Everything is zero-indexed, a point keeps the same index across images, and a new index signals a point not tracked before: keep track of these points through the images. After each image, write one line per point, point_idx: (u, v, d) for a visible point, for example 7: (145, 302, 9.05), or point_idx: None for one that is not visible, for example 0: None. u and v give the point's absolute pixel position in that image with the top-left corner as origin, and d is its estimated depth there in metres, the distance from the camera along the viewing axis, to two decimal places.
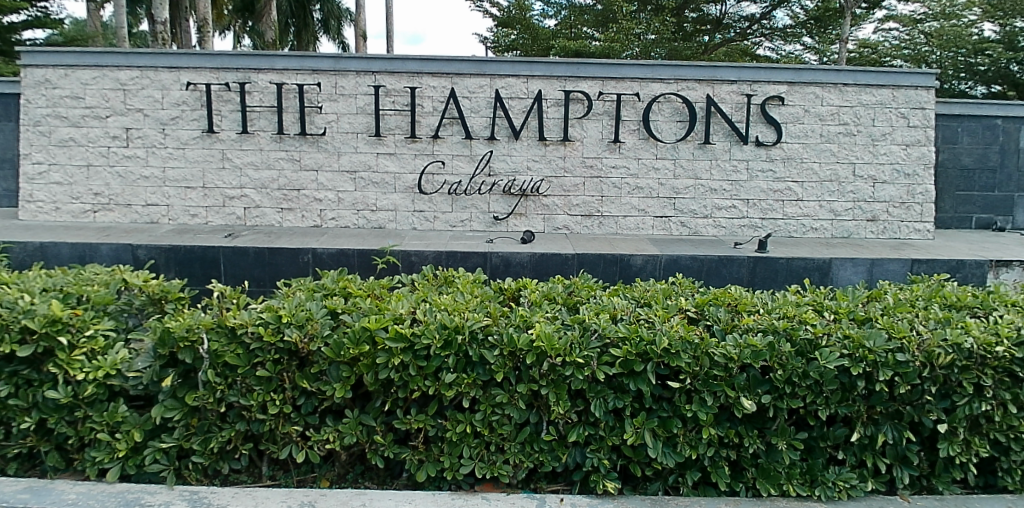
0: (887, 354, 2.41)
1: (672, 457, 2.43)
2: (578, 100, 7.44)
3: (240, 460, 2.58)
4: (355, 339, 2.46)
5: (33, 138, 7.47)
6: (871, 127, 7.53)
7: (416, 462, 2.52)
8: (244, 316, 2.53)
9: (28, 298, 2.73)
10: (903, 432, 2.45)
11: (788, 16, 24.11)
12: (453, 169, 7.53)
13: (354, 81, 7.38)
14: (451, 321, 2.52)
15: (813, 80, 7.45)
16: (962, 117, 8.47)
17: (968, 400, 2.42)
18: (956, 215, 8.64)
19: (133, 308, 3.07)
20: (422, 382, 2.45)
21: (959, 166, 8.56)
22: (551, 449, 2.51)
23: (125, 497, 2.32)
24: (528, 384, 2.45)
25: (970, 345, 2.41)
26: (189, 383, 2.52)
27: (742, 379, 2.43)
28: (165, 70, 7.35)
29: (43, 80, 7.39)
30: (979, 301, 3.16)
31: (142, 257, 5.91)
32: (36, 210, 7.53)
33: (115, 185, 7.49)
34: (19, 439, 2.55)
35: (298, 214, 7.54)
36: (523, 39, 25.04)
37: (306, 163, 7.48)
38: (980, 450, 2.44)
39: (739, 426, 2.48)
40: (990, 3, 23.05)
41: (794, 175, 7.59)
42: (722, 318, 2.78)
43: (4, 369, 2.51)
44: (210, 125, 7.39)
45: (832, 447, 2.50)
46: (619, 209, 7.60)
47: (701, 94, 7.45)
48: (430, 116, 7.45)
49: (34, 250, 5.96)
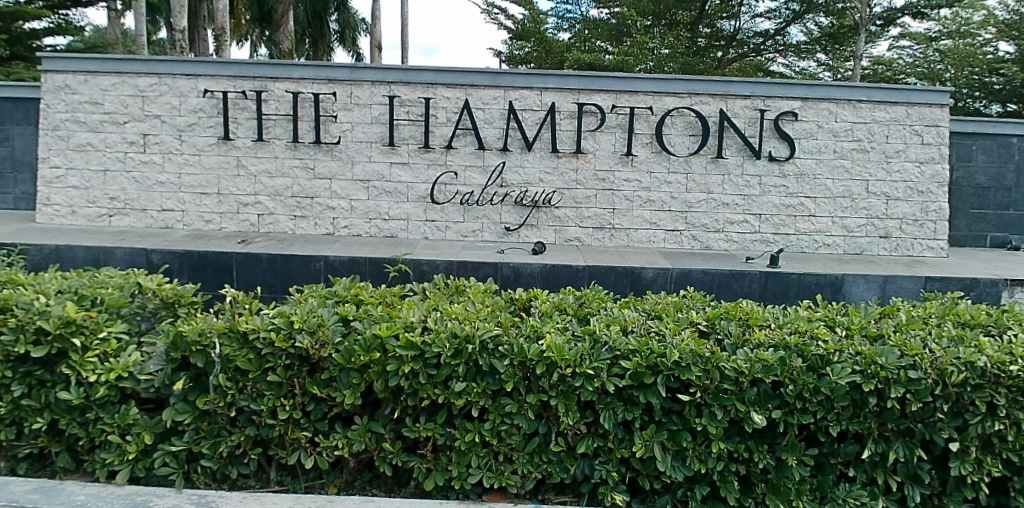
0: (899, 371, 2.39)
1: (681, 470, 2.42)
2: (591, 113, 7.47)
3: (248, 464, 2.59)
4: (366, 347, 2.48)
5: (52, 142, 7.59)
6: (885, 143, 7.50)
7: (424, 470, 2.52)
8: (255, 321, 2.55)
9: (43, 299, 2.76)
10: (915, 450, 2.43)
11: (802, 32, 24.17)
12: (466, 180, 7.57)
13: (369, 91, 7.45)
14: (462, 330, 2.53)
15: (828, 96, 7.43)
16: (977, 136, 8.43)
17: (980, 419, 2.39)
18: (970, 233, 8.56)
19: (147, 312, 3.09)
20: (431, 391, 2.47)
21: (974, 185, 8.50)
22: (560, 460, 2.50)
23: (135, 498, 2.35)
24: (538, 394, 2.46)
25: (983, 363, 2.39)
26: (201, 387, 2.55)
27: (753, 393, 2.42)
28: (183, 78, 7.46)
29: (63, 85, 7.53)
30: (993, 320, 3.13)
31: (157, 262, 5.99)
32: (53, 213, 7.64)
33: (132, 190, 7.59)
34: (31, 439, 2.58)
35: (311, 221, 7.60)
36: (537, 52, 25.37)
37: (320, 172, 7.55)
38: (993, 470, 2.39)
39: (750, 441, 2.46)
40: (1006, 23, 23.02)
41: (807, 191, 7.57)
42: (733, 332, 2.77)
43: (19, 369, 2.55)
44: (227, 132, 7.48)
45: (843, 463, 2.49)
46: (631, 221, 7.61)
47: (715, 109, 7.45)
48: (445, 126, 7.50)
49: (50, 253, 6.05)
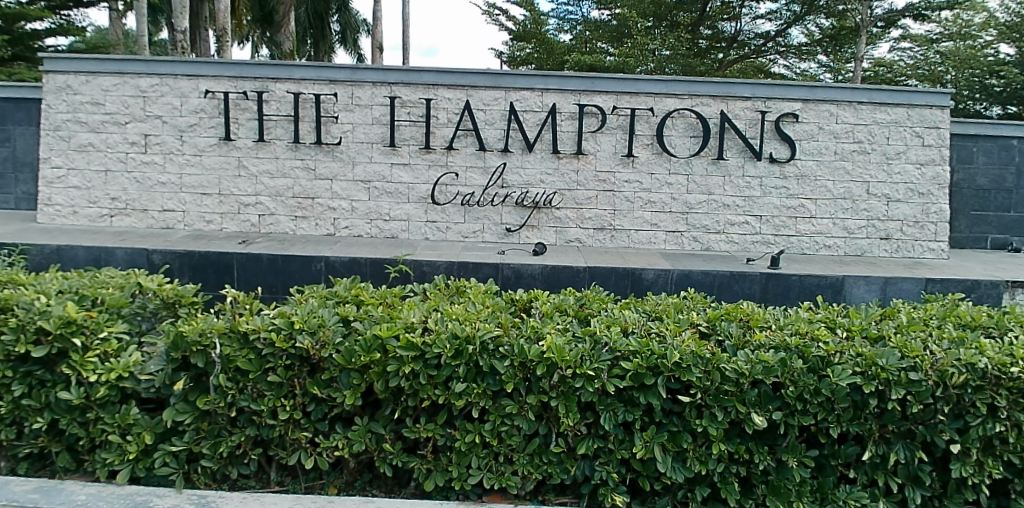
0: (900, 373, 2.38)
1: (682, 472, 2.42)
2: (591, 114, 7.47)
3: (248, 465, 2.59)
4: (366, 347, 2.48)
5: (54, 143, 7.60)
6: (886, 145, 7.50)
7: (424, 471, 2.52)
8: (256, 321, 2.55)
9: (44, 299, 2.76)
10: (916, 452, 2.43)
11: (803, 34, 24.19)
12: (466, 181, 7.57)
13: (370, 92, 7.45)
14: (462, 331, 2.53)
15: (829, 98, 7.43)
16: (978, 137, 8.43)
17: (982, 421, 2.38)
18: (971, 235, 8.56)
19: (147, 312, 3.09)
20: (432, 392, 2.47)
21: (975, 186, 8.50)
22: (560, 462, 2.50)
23: (135, 498, 2.35)
24: (539, 395, 2.46)
25: (984, 365, 2.39)
26: (201, 387, 2.55)
27: (753, 394, 2.42)
28: (185, 78, 7.47)
29: (64, 86, 7.54)
30: (994, 321, 3.12)
31: (157, 262, 5.99)
32: (54, 213, 7.64)
33: (133, 190, 7.60)
34: (31, 439, 2.58)
35: (312, 222, 7.61)
36: (538, 53, 25.41)
37: (321, 172, 7.56)
38: (994, 472, 2.38)
39: (750, 442, 2.46)
40: (1007, 25, 23.02)
41: (807, 192, 7.57)
42: (734, 333, 2.77)
43: (19, 369, 2.55)
44: (228, 133, 7.49)
45: (844, 465, 2.49)
46: (631, 223, 7.61)
47: (715, 110, 7.45)
48: (445, 127, 7.50)
49: (51, 253, 6.05)
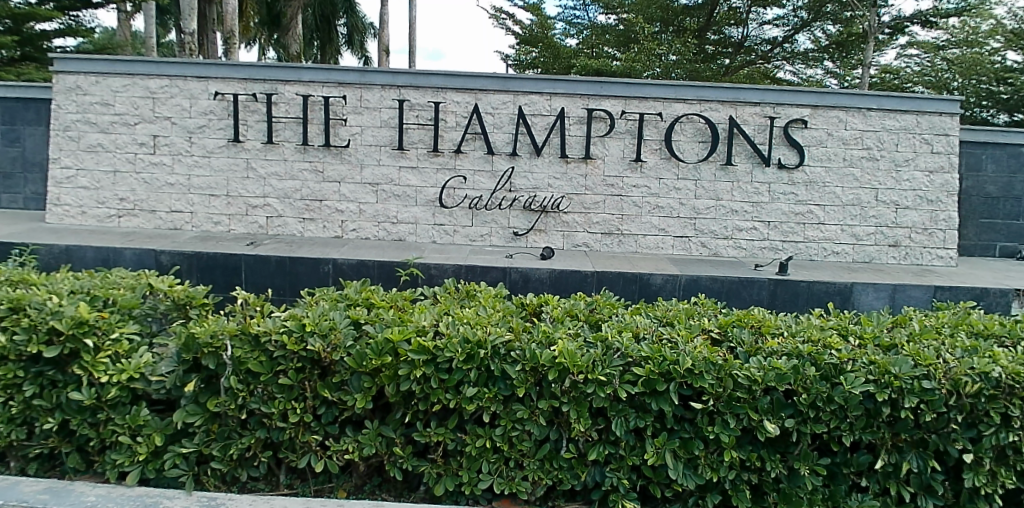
0: (913, 381, 2.37)
1: (693, 479, 2.41)
2: (600, 118, 7.47)
3: (258, 467, 2.59)
4: (378, 351, 2.47)
5: (63, 143, 7.64)
6: (894, 152, 7.48)
7: (434, 475, 2.51)
8: (268, 324, 2.55)
9: (56, 299, 2.77)
10: (929, 461, 2.41)
11: (809, 40, 24.19)
12: (474, 185, 7.58)
13: (378, 95, 7.47)
14: (474, 335, 2.51)
15: (838, 104, 7.42)
16: (987, 145, 8.40)
17: (995, 430, 2.36)
18: (979, 243, 8.52)
19: (158, 313, 3.10)
20: (443, 395, 2.46)
21: (983, 194, 8.47)
22: (570, 467, 2.50)
23: (145, 500, 2.36)
24: (549, 400, 2.45)
25: (998, 374, 2.37)
26: (212, 389, 2.56)
27: (766, 402, 2.40)
28: (194, 79, 7.50)
29: (74, 86, 7.58)
30: (1007, 330, 3.11)
31: (165, 263, 6.01)
32: (63, 213, 7.68)
33: (141, 191, 7.63)
34: (42, 440, 2.59)
35: (319, 224, 7.62)
36: (544, 57, 25.47)
37: (329, 175, 7.57)
38: (1007, 482, 2.38)
39: (762, 449, 2.45)
40: (1014, 32, 23.01)
41: (816, 199, 7.55)
42: (746, 340, 2.76)
43: (31, 369, 2.56)
44: (236, 135, 7.51)
45: (855, 473, 2.48)
46: (639, 227, 7.60)
47: (724, 116, 7.44)
48: (453, 131, 7.52)
49: (60, 253, 6.08)
